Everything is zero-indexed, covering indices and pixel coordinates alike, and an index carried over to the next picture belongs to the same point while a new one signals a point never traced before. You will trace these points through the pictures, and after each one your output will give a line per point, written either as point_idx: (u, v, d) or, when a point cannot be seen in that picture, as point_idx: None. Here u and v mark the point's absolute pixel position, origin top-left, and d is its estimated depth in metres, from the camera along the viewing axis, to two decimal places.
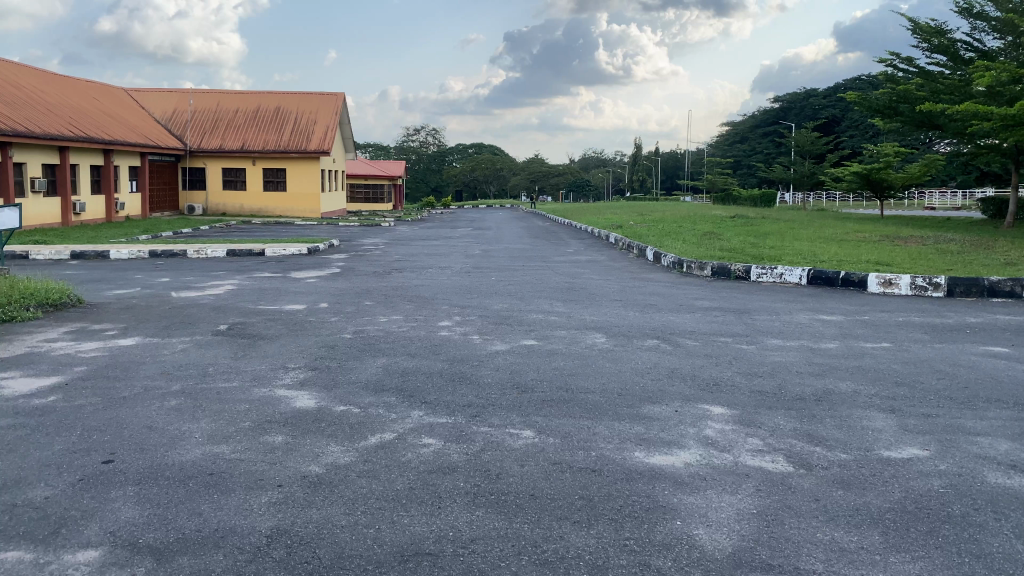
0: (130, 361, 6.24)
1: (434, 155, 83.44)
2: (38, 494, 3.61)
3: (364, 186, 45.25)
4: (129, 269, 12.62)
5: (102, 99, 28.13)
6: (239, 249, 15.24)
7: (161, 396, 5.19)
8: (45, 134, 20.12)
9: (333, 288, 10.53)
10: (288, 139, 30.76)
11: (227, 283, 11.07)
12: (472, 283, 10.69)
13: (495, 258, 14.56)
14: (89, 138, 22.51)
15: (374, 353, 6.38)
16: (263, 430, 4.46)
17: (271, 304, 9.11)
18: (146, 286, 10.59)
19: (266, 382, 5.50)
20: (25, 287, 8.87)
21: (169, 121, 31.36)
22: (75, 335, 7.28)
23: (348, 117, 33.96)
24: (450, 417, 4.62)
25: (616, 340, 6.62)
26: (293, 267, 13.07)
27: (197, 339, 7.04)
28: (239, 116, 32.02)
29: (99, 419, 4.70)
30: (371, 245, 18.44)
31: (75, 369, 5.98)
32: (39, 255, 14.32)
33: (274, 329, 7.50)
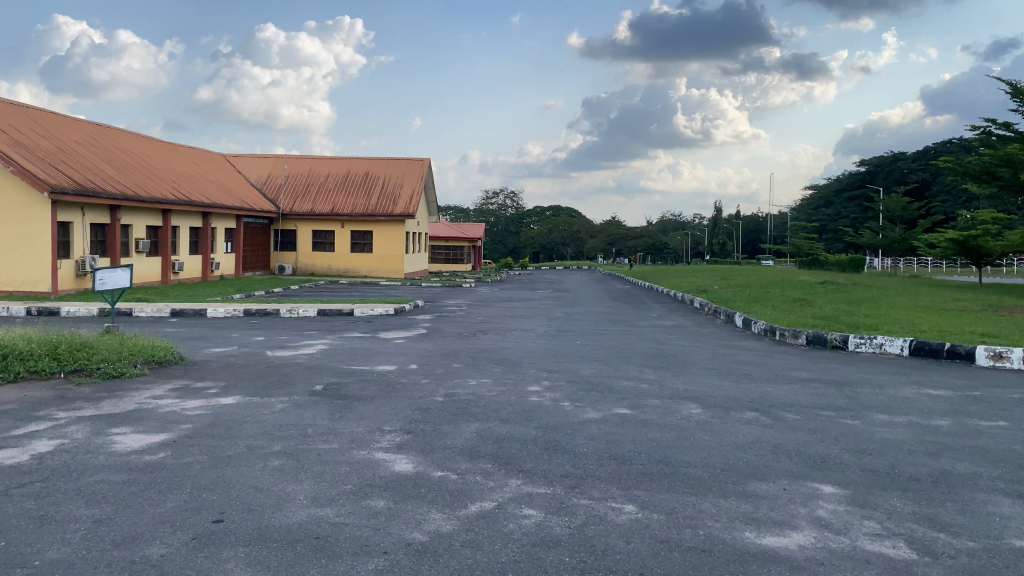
0: (232, 420, 6.39)
1: (513, 217, 84.66)
2: (154, 552, 3.73)
3: (444, 247, 46.12)
4: (226, 328, 13.06)
5: (203, 165, 29.69)
6: (329, 309, 15.64)
7: (265, 456, 5.31)
8: (151, 199, 21.31)
9: (421, 349, 10.65)
10: (375, 202, 31.72)
11: (319, 343, 11.32)
12: (559, 347, 10.66)
13: (579, 322, 14.55)
14: (191, 201, 23.70)
15: (467, 418, 6.38)
16: (364, 494, 4.50)
17: (363, 365, 9.27)
18: (242, 345, 10.92)
19: (365, 445, 5.56)
20: (134, 343, 9.29)
21: (263, 185, 32.88)
22: (180, 393, 7.54)
23: (433, 181, 34.88)
24: (549, 487, 4.57)
25: (712, 412, 6.46)
26: (382, 328, 13.29)
27: (295, 399, 7.21)
28: (329, 180, 33.27)
29: (208, 478, 4.84)
30: (455, 306, 18.65)
31: (181, 427, 6.16)
32: (142, 312, 15.00)
33: (368, 390, 7.60)
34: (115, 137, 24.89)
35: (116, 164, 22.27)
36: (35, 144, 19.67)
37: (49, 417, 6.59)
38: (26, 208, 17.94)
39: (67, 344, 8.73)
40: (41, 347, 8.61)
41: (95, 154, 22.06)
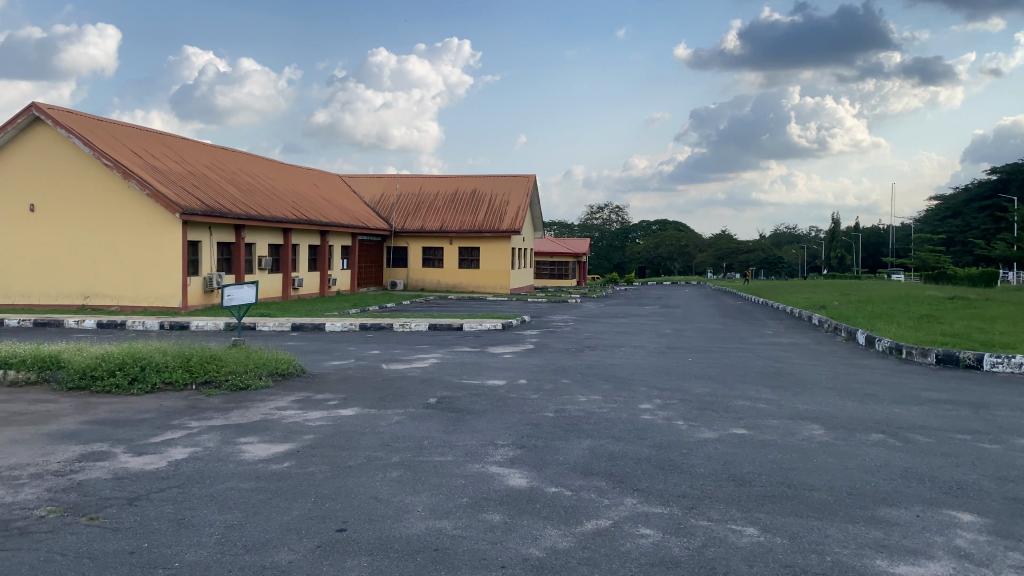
0: (352, 431, 6.59)
1: (619, 232, 84.13)
2: (283, 558, 3.88)
3: (550, 263, 46.26)
4: (343, 341, 13.51)
5: (320, 185, 30.94)
6: (439, 324, 15.94)
7: (383, 467, 5.45)
8: (273, 218, 22.34)
9: (531, 365, 10.69)
10: (483, 218, 32.16)
11: (431, 357, 11.54)
12: (671, 364, 10.49)
13: (689, 338, 14.28)
14: (309, 220, 24.70)
15: (580, 434, 6.35)
16: (481, 508, 4.55)
17: (474, 379, 9.38)
18: (359, 359, 11.27)
19: (479, 459, 5.62)
20: (259, 356, 9.74)
21: (376, 204, 33.92)
22: (302, 404, 7.83)
23: (540, 197, 35.10)
24: (665, 507, 4.50)
25: (836, 433, 6.20)
26: (491, 343, 13.44)
27: (410, 412, 7.36)
28: (438, 198, 34.00)
29: (330, 487, 5.01)
30: (562, 321, 18.64)
31: (303, 437, 6.39)
32: (265, 326, 15.70)
33: (480, 405, 7.68)
34: (240, 160, 26.28)
35: (241, 187, 23.48)
36: (169, 169, 21.00)
37: (183, 426, 6.98)
38: (159, 229, 19.11)
39: (199, 357, 9.23)
40: (175, 359, 9.14)
41: (222, 177, 23.31)
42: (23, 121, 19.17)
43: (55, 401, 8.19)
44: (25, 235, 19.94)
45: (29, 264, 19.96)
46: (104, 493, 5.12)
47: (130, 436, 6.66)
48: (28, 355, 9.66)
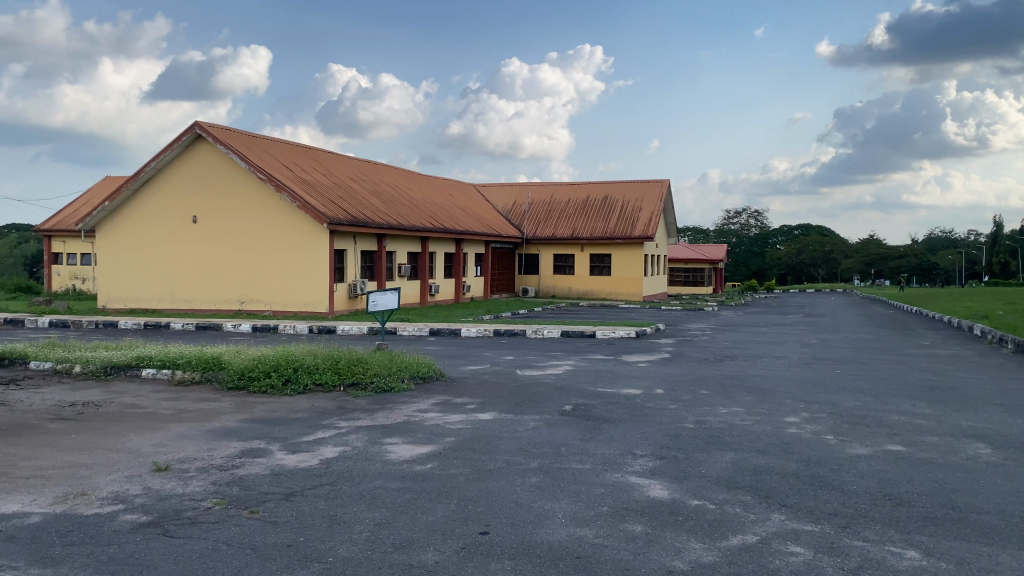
0: (490, 435, 6.70)
1: (757, 237, 81.54)
2: (429, 557, 4.00)
3: (684, 269, 45.44)
4: (479, 347, 13.77)
5: (455, 195, 31.71)
6: (573, 331, 15.97)
7: (523, 472, 5.51)
8: (412, 227, 23.09)
9: (668, 374, 10.52)
10: (616, 224, 31.97)
11: (565, 364, 11.57)
12: (816, 376, 10.05)
13: (836, 349, 13.64)
14: (446, 228, 25.36)
15: (721, 447, 6.19)
16: (622, 517, 4.51)
17: (610, 387, 9.32)
18: (495, 364, 11.45)
19: (618, 468, 5.58)
20: (401, 359, 10.08)
21: (509, 212, 34.41)
22: (442, 407, 8.03)
23: (673, 203, 34.55)
24: (816, 525, 4.32)
25: (1005, 453, 5.75)
26: (626, 351, 13.33)
27: (547, 418, 7.41)
28: (570, 206, 34.09)
29: (472, 490, 5.11)
30: (699, 330, 18.25)
31: (444, 440, 6.56)
32: (404, 331, 16.23)
33: (617, 413, 7.62)
34: (380, 172, 27.35)
35: (382, 197, 24.41)
36: (316, 181, 22.12)
37: (332, 426, 7.31)
38: (307, 238, 20.14)
39: (346, 360, 9.65)
40: (325, 361, 9.59)
41: (364, 188, 24.30)
42: (187, 139, 20.68)
43: (217, 400, 8.77)
44: (189, 246, 21.48)
45: (193, 272, 21.49)
46: (262, 488, 5.44)
47: (284, 434, 7.04)
48: (193, 357, 10.39)
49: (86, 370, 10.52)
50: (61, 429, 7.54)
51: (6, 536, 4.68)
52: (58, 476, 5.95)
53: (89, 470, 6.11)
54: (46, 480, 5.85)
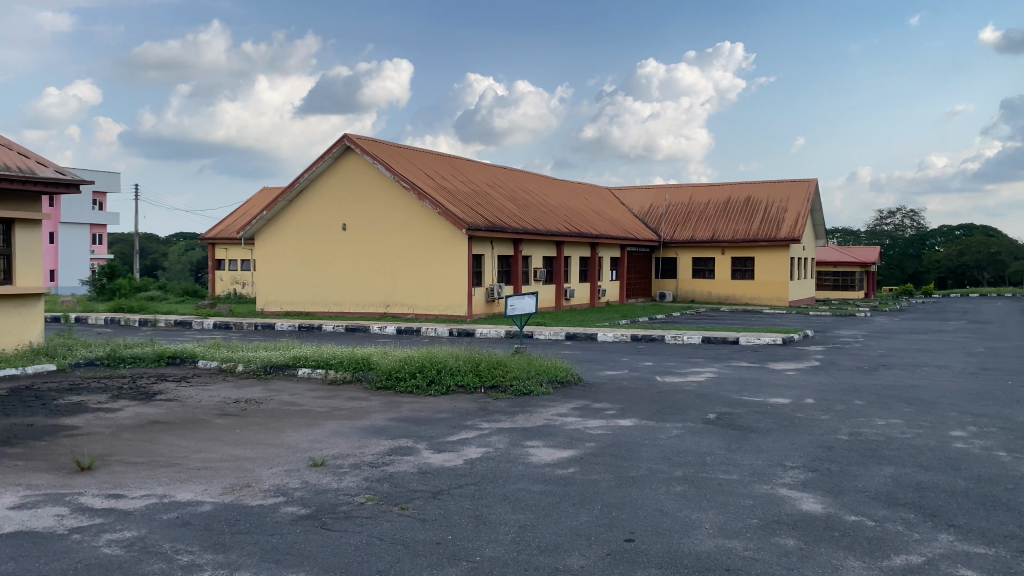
0: (632, 442, 6.64)
1: (914, 238, 76.70)
2: (575, 562, 4.01)
3: (832, 272, 43.41)
4: (617, 352, 13.68)
5: (591, 199, 31.69)
6: (714, 336, 15.58)
7: (667, 481, 5.42)
8: (548, 231, 23.24)
9: (817, 383, 10.06)
10: (758, 226, 30.94)
11: (707, 371, 11.30)
12: (985, 387, 9.34)
13: (1007, 358, 12.61)
14: (582, 232, 25.35)
15: (879, 460, 5.86)
16: (772, 531, 4.36)
17: (755, 395, 9.02)
18: (634, 370, 11.34)
19: (767, 479, 5.40)
20: (540, 363, 10.17)
21: (646, 215, 34.01)
22: (581, 412, 8.03)
23: (821, 203, 33.04)
24: (989, 548, 4.01)
25: None
26: (771, 358, 12.87)
27: (690, 426, 7.26)
28: (710, 208, 33.29)
29: (615, 496, 5.08)
30: (850, 337, 17.34)
31: (585, 445, 6.56)
32: (541, 335, 16.37)
33: (764, 423, 7.37)
34: (517, 178, 27.71)
35: (519, 202, 24.72)
36: (456, 188, 22.67)
37: (475, 427, 7.46)
38: (448, 243, 20.68)
39: (487, 362, 9.83)
40: (466, 363, 9.81)
41: (502, 194, 24.71)
42: (337, 149, 21.72)
43: (366, 399, 9.16)
44: (339, 251, 22.52)
45: (342, 276, 22.52)
46: (411, 485, 5.62)
47: (430, 434, 7.25)
48: (344, 357, 10.89)
49: (248, 369, 11.23)
50: (227, 424, 8.09)
51: (182, 522, 5.07)
52: (226, 467, 6.38)
53: (252, 463, 6.52)
54: (215, 471, 6.30)
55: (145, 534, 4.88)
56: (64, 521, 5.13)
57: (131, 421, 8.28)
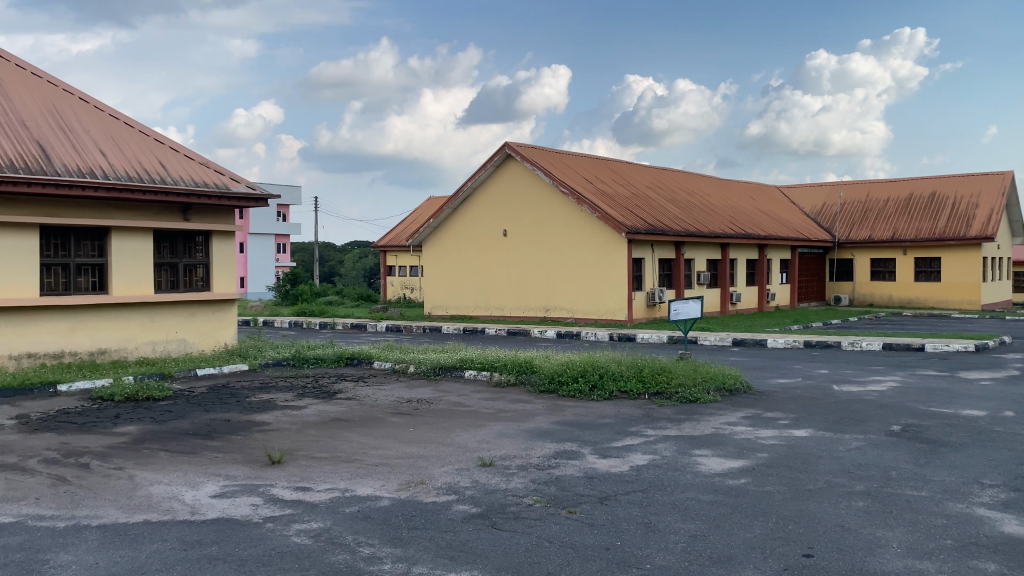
0: (808, 453, 6.35)
1: None
2: None
3: None
4: (789, 359, 13.11)
5: (758, 199, 30.59)
6: (896, 343, 14.59)
7: (848, 495, 5.14)
8: (712, 233, 22.65)
9: (1019, 394, 9.20)
10: (944, 224, 28.70)
11: (889, 379, 10.60)
12: None
13: None
14: (748, 234, 24.51)
15: None
16: (970, 553, 4.04)
17: (945, 407, 8.37)
18: (807, 378, 10.82)
19: (962, 498, 5.00)
20: (706, 370, 9.92)
21: (818, 215, 32.42)
22: (752, 421, 7.76)
23: (1019, 198, 30.18)
24: None
25: None
26: (962, 367, 11.90)
27: (872, 438, 6.84)
28: (889, 205, 31.25)
29: (792, 509, 4.88)
30: None
31: (757, 455, 6.34)
32: (706, 340, 15.97)
33: (957, 437, 6.82)
34: (680, 180, 27.22)
35: (681, 204, 24.26)
36: (616, 192, 22.56)
37: (641, 433, 7.39)
38: (607, 247, 20.61)
39: (651, 368, 9.71)
40: (630, 369, 9.73)
41: (664, 196, 24.34)
42: (498, 158, 22.19)
43: (530, 402, 9.29)
44: (501, 256, 22.99)
45: (503, 281, 22.98)
46: (578, 489, 5.65)
47: (595, 438, 7.26)
48: (508, 360, 11.11)
49: (419, 370, 11.70)
50: (400, 422, 8.46)
51: (362, 515, 5.35)
52: (400, 464, 6.67)
53: (425, 461, 6.78)
54: (391, 468, 6.60)
55: (330, 525, 5.19)
56: (258, 510, 5.55)
57: (314, 418, 8.83)
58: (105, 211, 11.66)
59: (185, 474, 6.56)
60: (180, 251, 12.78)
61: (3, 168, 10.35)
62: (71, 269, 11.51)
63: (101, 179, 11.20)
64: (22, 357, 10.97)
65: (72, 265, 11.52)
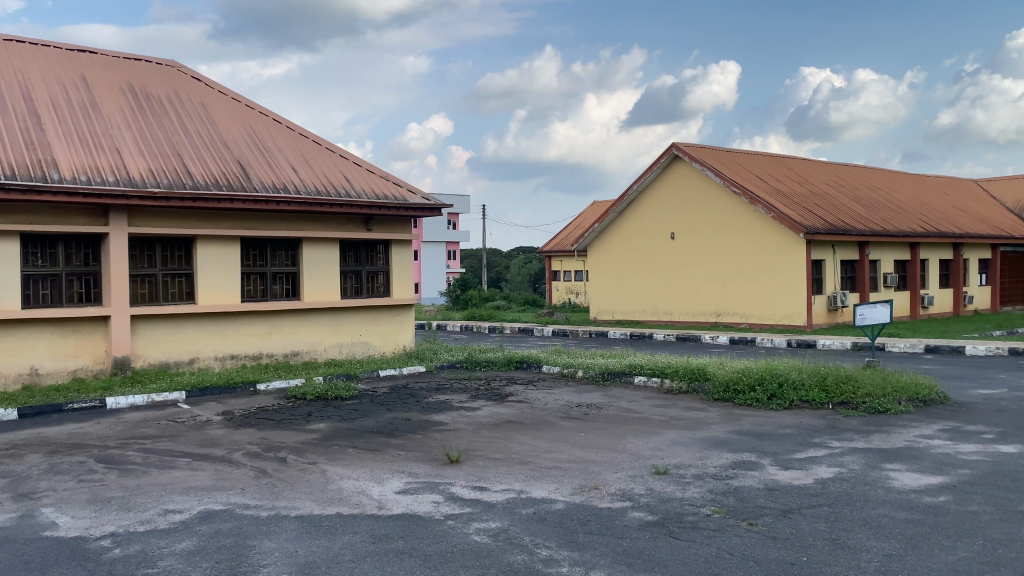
0: (1018, 471, 5.81)
1: None
2: None
3: None
4: (993, 368, 12.03)
5: (952, 193, 28.32)
6: None
7: None
8: (899, 232, 21.21)
9: None
10: None
11: None
12: None
13: None
14: (941, 232, 22.74)
15: None
16: None
17: None
18: (1014, 388, 9.89)
19: None
20: (897, 379, 9.29)
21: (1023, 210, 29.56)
22: (951, 435, 7.19)
23: None
24: None
25: None
26: None
27: None
28: None
29: (1002, 532, 4.49)
30: None
31: (958, 471, 5.86)
32: (895, 347, 14.97)
33: None
34: (862, 176, 25.73)
35: (864, 202, 22.90)
36: (792, 190, 21.62)
37: (825, 445, 7.04)
38: (784, 250, 19.78)
39: (835, 376, 9.22)
40: (811, 377, 9.29)
41: (844, 193, 23.05)
42: (666, 160, 21.84)
43: (704, 410, 9.09)
44: (669, 260, 22.63)
45: (672, 285, 22.60)
46: (759, 501, 5.47)
47: (776, 449, 6.99)
48: (680, 366, 10.92)
49: (588, 375, 11.74)
50: (572, 427, 8.52)
51: (539, 518, 5.44)
52: (574, 468, 6.73)
53: (599, 466, 6.80)
54: (565, 472, 6.66)
55: (508, 526, 5.32)
56: (440, 508, 5.78)
57: (488, 420, 9.07)
58: (296, 223, 12.54)
59: (372, 471, 6.94)
60: (363, 259, 13.53)
61: (210, 186, 11.37)
62: (268, 277, 12.48)
63: (293, 194, 12.05)
64: (226, 358, 12.01)
65: (268, 273, 12.49)
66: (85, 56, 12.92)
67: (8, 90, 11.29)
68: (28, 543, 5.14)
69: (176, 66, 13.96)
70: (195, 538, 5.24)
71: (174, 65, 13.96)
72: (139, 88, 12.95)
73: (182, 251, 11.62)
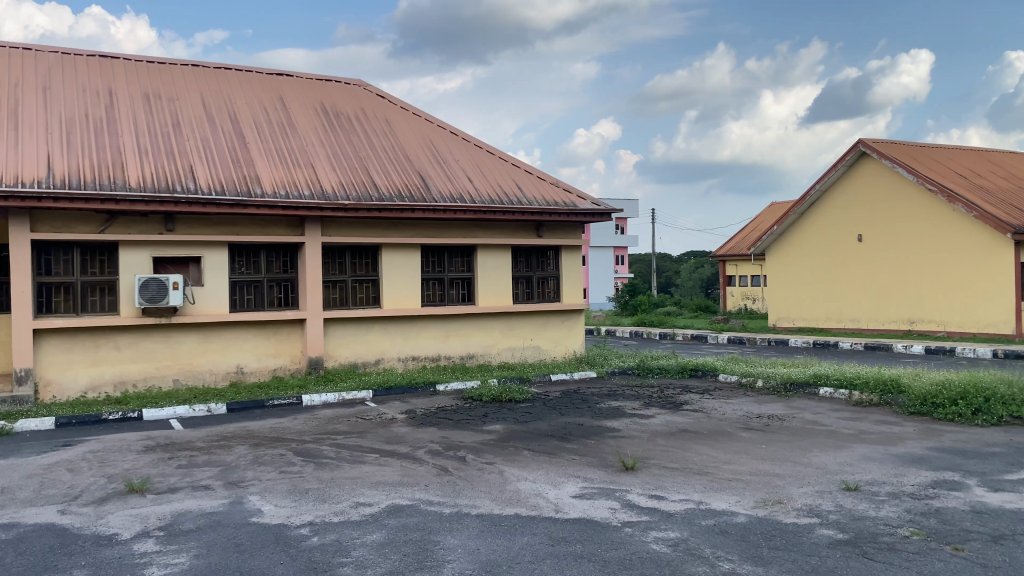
0: None
1: None
2: None
3: None
4: None
5: None
6: None
7: None
8: None
9: None
10: None
11: None
12: None
13: None
14: None
15: None
16: None
17: None
18: None
19: None
20: None
21: None
22: None
23: None
24: None
25: None
26: None
27: None
28: None
29: None
30: None
31: None
32: None
33: None
34: None
35: None
36: (997, 187, 19.83)
37: None
38: (988, 253, 18.17)
39: None
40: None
41: None
42: (852, 156, 20.66)
43: (898, 424, 8.52)
44: (856, 263, 21.37)
45: (859, 289, 21.33)
46: (964, 524, 5.06)
47: (983, 469, 6.43)
48: (870, 377, 10.29)
49: (768, 385, 11.31)
50: (752, 438, 8.24)
51: (720, 530, 5.31)
52: (756, 481, 6.51)
53: (782, 479, 6.54)
54: (745, 484, 6.47)
55: (687, 536, 5.23)
56: (617, 514, 5.77)
57: (663, 428, 8.95)
58: (471, 230, 12.97)
59: (548, 474, 7.04)
60: (535, 265, 13.77)
61: (394, 197, 11.98)
62: (446, 283, 12.98)
63: (469, 203, 12.46)
64: (409, 360, 12.59)
65: (446, 279, 12.98)
66: (285, 80, 14.04)
67: (219, 112, 12.45)
68: (239, 528, 5.64)
69: (363, 85, 14.87)
70: (384, 531, 5.54)
71: (362, 84, 14.88)
72: (331, 107, 13.90)
73: (369, 259, 12.33)
